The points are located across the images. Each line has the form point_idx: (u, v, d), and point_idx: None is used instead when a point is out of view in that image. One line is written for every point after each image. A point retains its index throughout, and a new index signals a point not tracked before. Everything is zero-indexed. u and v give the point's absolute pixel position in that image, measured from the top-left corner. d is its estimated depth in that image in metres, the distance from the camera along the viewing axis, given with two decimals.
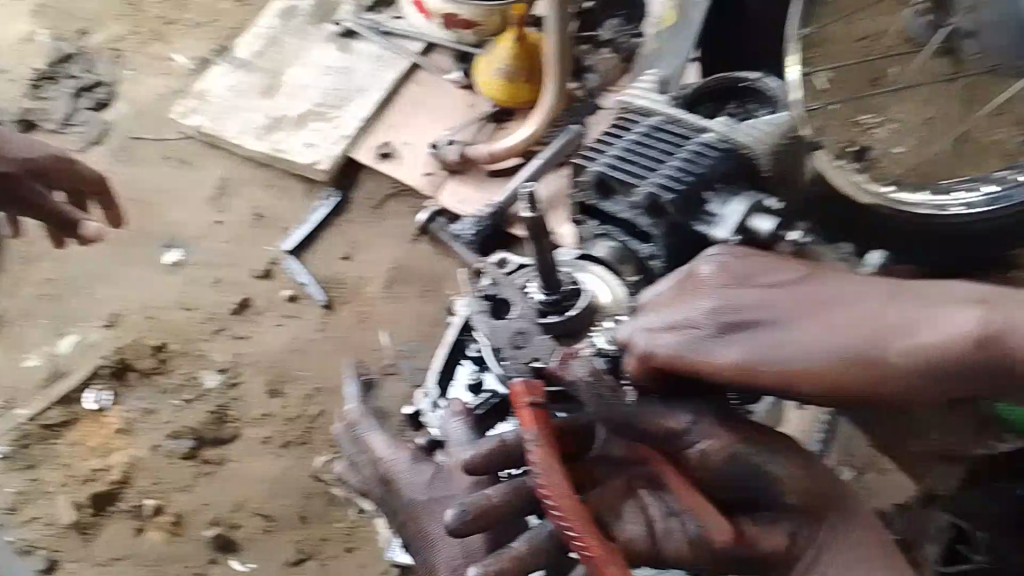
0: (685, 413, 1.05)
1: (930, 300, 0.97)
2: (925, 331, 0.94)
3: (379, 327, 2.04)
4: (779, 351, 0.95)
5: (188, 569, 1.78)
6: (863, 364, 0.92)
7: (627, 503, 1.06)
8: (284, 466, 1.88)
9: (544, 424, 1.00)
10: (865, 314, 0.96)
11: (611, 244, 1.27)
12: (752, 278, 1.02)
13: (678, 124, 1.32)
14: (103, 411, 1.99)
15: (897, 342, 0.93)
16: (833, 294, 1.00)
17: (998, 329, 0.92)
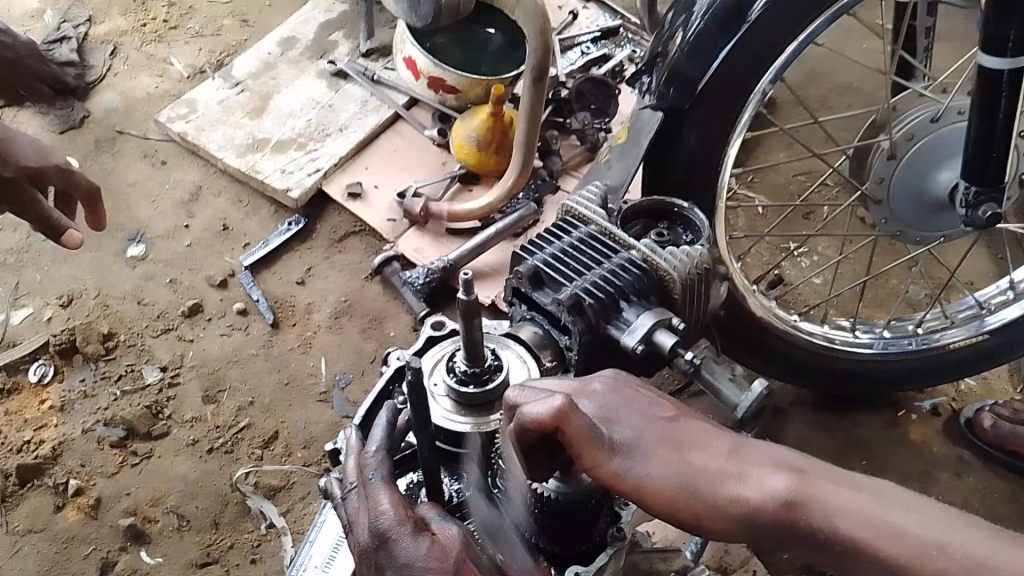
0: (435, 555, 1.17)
1: (759, 457, 1.04)
2: (748, 485, 1.01)
3: (319, 353, 2.17)
4: (624, 468, 1.03)
5: (96, 551, 1.88)
6: (686, 499, 1.01)
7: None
8: (206, 470, 2.00)
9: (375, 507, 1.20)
10: (703, 457, 1.04)
11: (535, 329, 1.43)
12: (627, 402, 1.09)
13: (611, 237, 1.49)
14: (43, 384, 2.11)
15: (722, 488, 1.01)
16: (685, 430, 1.07)
17: (804, 500, 0.98)
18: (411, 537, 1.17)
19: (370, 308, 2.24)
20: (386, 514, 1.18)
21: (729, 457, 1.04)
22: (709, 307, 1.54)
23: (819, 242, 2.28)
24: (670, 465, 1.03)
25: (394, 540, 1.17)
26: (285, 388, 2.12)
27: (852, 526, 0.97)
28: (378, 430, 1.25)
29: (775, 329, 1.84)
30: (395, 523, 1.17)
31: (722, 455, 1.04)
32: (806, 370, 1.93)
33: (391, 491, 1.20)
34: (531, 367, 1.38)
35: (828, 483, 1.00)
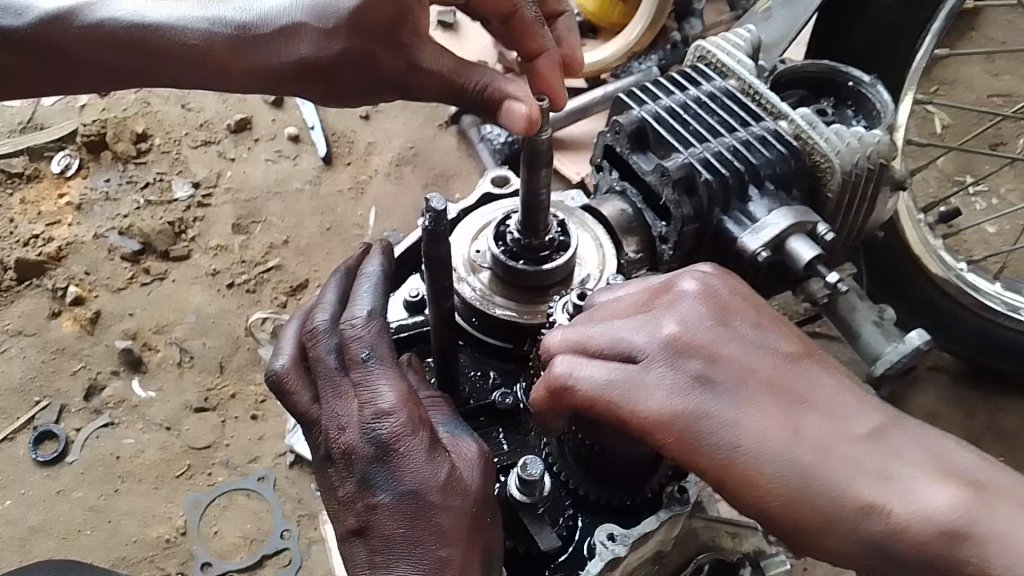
0: (453, 488, 0.81)
1: (911, 452, 0.72)
2: (892, 496, 0.69)
3: (370, 202, 1.86)
4: (695, 426, 0.73)
5: (87, 370, 1.67)
6: (789, 494, 0.71)
7: (405, 527, 0.80)
8: (221, 305, 1.75)
9: (387, 398, 0.81)
10: (827, 441, 0.72)
11: (623, 206, 1.06)
12: (722, 326, 0.78)
13: (754, 98, 1.08)
14: (66, 178, 1.87)
15: (852, 484, 0.70)
16: (805, 389, 0.76)
17: (979, 531, 0.67)
18: (421, 450, 0.81)
19: (437, 160, 1.91)
20: (387, 412, 0.81)
21: (867, 444, 0.72)
22: (868, 226, 1.14)
23: (1003, 181, 1.83)
24: (775, 435, 0.72)
25: (394, 453, 0.80)
26: (325, 234, 1.82)
27: None
28: (369, 289, 0.88)
29: (930, 270, 1.48)
30: (399, 429, 0.81)
31: (856, 443, 0.72)
32: (957, 332, 1.52)
33: (398, 378, 0.83)
34: (608, 249, 1.04)
35: (1016, 511, 0.68)
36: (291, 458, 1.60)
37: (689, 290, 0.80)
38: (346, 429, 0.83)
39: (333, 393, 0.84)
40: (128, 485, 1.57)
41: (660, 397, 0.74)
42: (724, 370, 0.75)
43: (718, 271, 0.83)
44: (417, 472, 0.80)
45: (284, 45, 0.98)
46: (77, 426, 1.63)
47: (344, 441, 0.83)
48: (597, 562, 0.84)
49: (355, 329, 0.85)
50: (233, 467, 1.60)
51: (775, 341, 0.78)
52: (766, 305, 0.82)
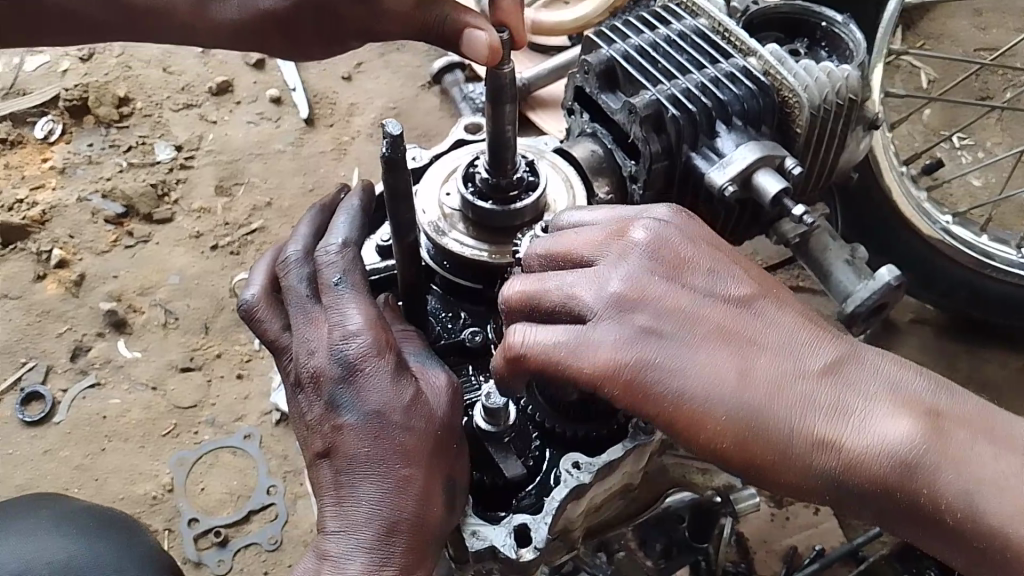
0: (415, 405, 0.82)
1: (868, 387, 0.73)
2: (846, 434, 0.71)
3: (353, 162, 1.86)
4: (654, 378, 0.74)
5: (71, 332, 1.68)
6: (748, 439, 0.72)
7: (366, 447, 0.80)
8: (205, 268, 1.75)
9: (354, 321, 0.82)
10: (782, 385, 0.73)
11: (594, 148, 1.06)
12: (675, 271, 0.78)
13: (724, 36, 1.07)
14: (48, 142, 1.87)
15: (808, 425, 0.72)
16: (761, 328, 0.76)
17: (929, 463, 0.69)
18: (386, 372, 0.81)
19: (420, 120, 1.90)
20: (353, 334, 0.82)
21: (822, 381, 0.73)
22: (840, 166, 1.13)
23: (987, 134, 1.82)
24: (729, 380, 0.73)
25: (359, 374, 0.81)
26: (308, 195, 1.83)
27: (1004, 508, 0.67)
28: (342, 217, 0.89)
29: (915, 225, 1.47)
30: (364, 352, 0.81)
31: (811, 383, 0.73)
32: (942, 286, 1.53)
33: (366, 303, 0.84)
34: (578, 191, 1.03)
35: (966, 439, 0.70)
36: (276, 416, 1.62)
37: (645, 236, 0.80)
38: (311, 352, 0.83)
39: (300, 320, 0.85)
40: (114, 443, 1.59)
41: (616, 352, 0.74)
42: (678, 318, 0.75)
43: (674, 214, 0.82)
44: (380, 393, 0.81)
45: (245, 1, 1.03)
46: (63, 387, 1.64)
47: (307, 367, 0.83)
48: (561, 489, 0.84)
49: (325, 254, 0.86)
50: (219, 425, 1.62)
51: (731, 282, 0.78)
52: (717, 243, 0.82)
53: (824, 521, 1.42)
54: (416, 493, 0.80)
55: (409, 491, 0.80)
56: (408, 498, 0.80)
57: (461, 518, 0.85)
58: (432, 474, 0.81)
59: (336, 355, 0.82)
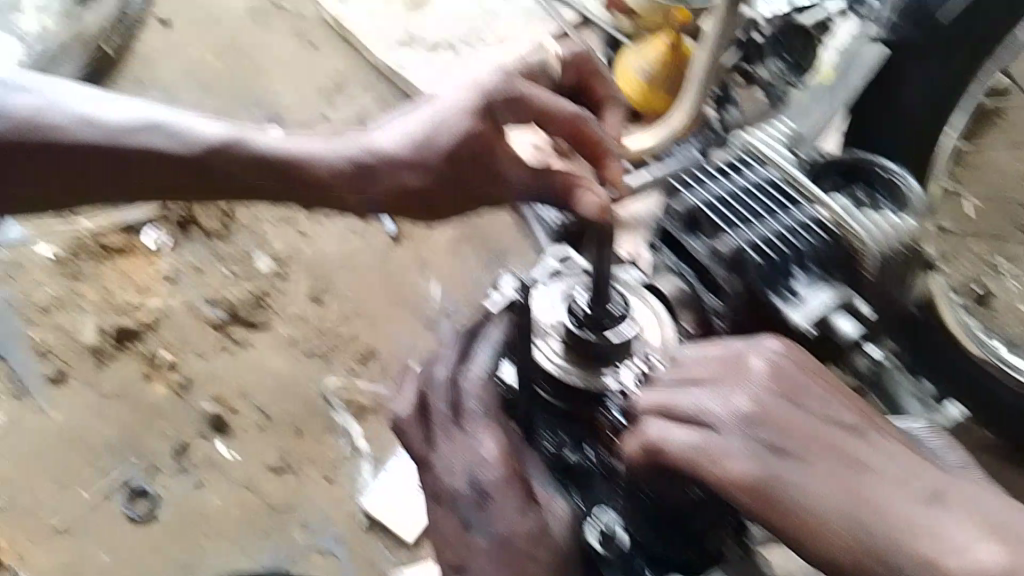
0: (534, 530, 1.02)
1: (958, 509, 0.85)
2: (945, 548, 0.81)
3: (435, 275, 2.02)
4: (778, 487, 0.84)
5: (176, 431, 1.82)
6: (861, 547, 0.82)
7: (491, 561, 1.01)
8: (298, 372, 1.89)
9: (492, 457, 1.03)
10: (888, 499, 0.84)
11: (679, 282, 1.18)
12: (792, 392, 0.91)
13: (795, 188, 1.22)
14: (156, 251, 2.05)
15: (913, 537, 0.81)
16: (862, 451, 0.88)
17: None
18: (514, 500, 1.02)
19: (497, 237, 2.06)
20: (491, 468, 1.03)
21: (920, 499, 0.85)
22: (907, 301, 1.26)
23: None
24: (843, 494, 0.84)
25: (490, 497, 1.03)
26: (393, 305, 1.98)
27: None
28: (485, 356, 1.09)
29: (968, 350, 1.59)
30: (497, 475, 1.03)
31: (911, 501, 0.84)
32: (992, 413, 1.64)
33: (501, 441, 1.05)
34: (670, 328, 1.14)
35: None
36: (361, 517, 1.74)
37: (763, 359, 0.92)
38: (453, 476, 1.04)
39: (444, 446, 1.05)
40: (214, 537, 1.72)
41: (744, 462, 0.86)
42: (795, 435, 0.88)
43: (787, 346, 0.95)
44: (507, 519, 1.02)
45: (391, 178, 1.15)
46: (167, 483, 1.78)
47: (448, 486, 1.04)
48: None
49: (470, 394, 1.06)
50: (309, 523, 1.74)
51: (836, 408, 0.91)
52: (822, 372, 0.95)
53: None
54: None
55: None
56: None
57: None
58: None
59: (474, 484, 1.03)
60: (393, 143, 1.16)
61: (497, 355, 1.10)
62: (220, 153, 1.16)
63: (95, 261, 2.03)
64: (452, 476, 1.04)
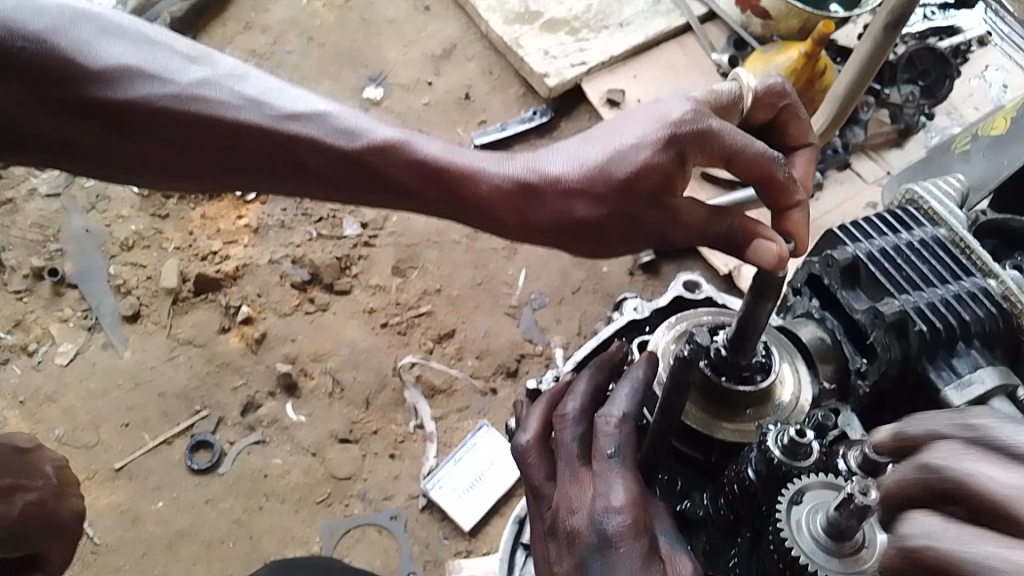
0: None
1: None
2: None
3: (522, 264, 1.96)
4: None
5: (246, 388, 1.78)
6: None
7: None
8: (374, 344, 1.85)
9: (621, 497, 0.94)
10: None
11: (821, 334, 1.14)
12: None
13: (965, 251, 1.14)
14: (246, 201, 2.00)
15: None
16: None
17: None
18: (635, 554, 0.92)
19: None
20: (616, 508, 0.94)
21: None
22: None
23: None
24: None
25: (611, 547, 0.92)
26: (476, 288, 1.93)
27: None
28: (625, 390, 1.02)
29: None
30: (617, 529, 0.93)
31: None
32: None
33: (631, 482, 0.96)
34: (804, 384, 1.12)
35: None
36: (422, 502, 1.69)
37: None
38: (573, 513, 0.97)
39: (569, 478, 0.99)
40: (272, 502, 1.68)
41: None
42: None
43: None
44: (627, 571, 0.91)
45: (557, 207, 1.04)
46: (231, 439, 1.74)
47: (566, 523, 0.97)
48: None
49: (604, 426, 0.99)
50: (369, 501, 1.70)
51: None
52: None
53: None
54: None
55: None
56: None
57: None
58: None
59: (596, 526, 0.93)
60: (564, 167, 1.03)
61: (638, 397, 1.02)
62: (382, 154, 1.08)
63: (182, 202, 2.00)
64: (575, 511, 0.97)
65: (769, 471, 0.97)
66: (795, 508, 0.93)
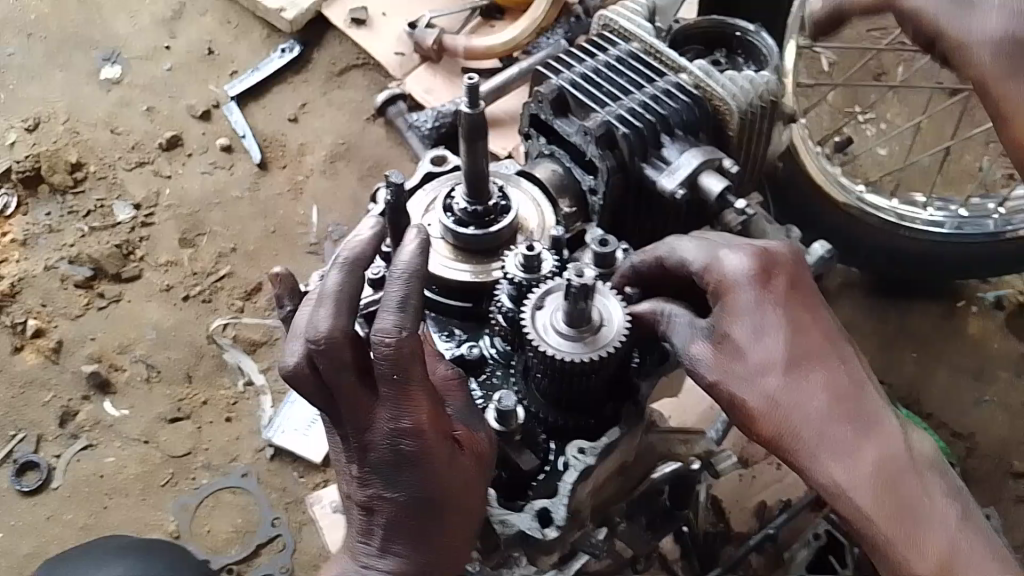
0: (455, 494, 0.89)
1: (875, 411, 0.91)
2: (847, 446, 0.88)
3: (310, 200, 1.93)
4: (724, 369, 0.92)
5: (58, 399, 1.71)
6: (766, 416, 0.91)
7: (404, 523, 0.90)
8: (181, 318, 1.81)
9: (419, 416, 0.86)
10: (817, 401, 0.91)
11: (554, 168, 1.17)
12: (777, 302, 0.94)
13: (656, 56, 1.20)
14: (6, 215, 1.88)
15: (812, 431, 0.88)
16: (816, 357, 0.93)
17: (894, 483, 0.86)
18: (435, 472, 0.87)
19: (371, 153, 1.98)
20: (410, 430, 0.86)
21: (838, 412, 0.90)
22: (769, 154, 1.29)
23: (890, 108, 1.96)
24: (768, 379, 0.91)
25: (410, 467, 0.87)
26: (270, 236, 1.89)
27: (937, 559, 0.83)
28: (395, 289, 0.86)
29: (839, 201, 1.61)
30: (410, 457, 0.87)
31: (835, 406, 0.90)
32: (865, 252, 1.70)
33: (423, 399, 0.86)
34: (546, 212, 1.13)
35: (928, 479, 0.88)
36: (269, 452, 1.69)
37: (734, 264, 0.95)
38: (365, 434, 0.88)
39: (350, 397, 0.87)
40: (116, 499, 1.64)
41: (697, 342, 0.94)
42: (760, 331, 0.93)
43: (774, 255, 0.97)
44: (428, 491, 0.88)
45: None
46: (57, 452, 1.67)
47: (356, 438, 0.89)
48: (571, 473, 0.94)
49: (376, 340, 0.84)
50: (215, 467, 1.68)
51: (805, 320, 0.95)
52: (799, 294, 0.96)
53: (789, 479, 1.64)
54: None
55: (438, 565, 0.92)
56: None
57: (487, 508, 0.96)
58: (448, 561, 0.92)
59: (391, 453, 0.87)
60: None
61: (412, 303, 0.85)
62: None
63: None
64: (363, 431, 0.88)
65: (522, 292, 1.00)
66: (540, 312, 0.97)
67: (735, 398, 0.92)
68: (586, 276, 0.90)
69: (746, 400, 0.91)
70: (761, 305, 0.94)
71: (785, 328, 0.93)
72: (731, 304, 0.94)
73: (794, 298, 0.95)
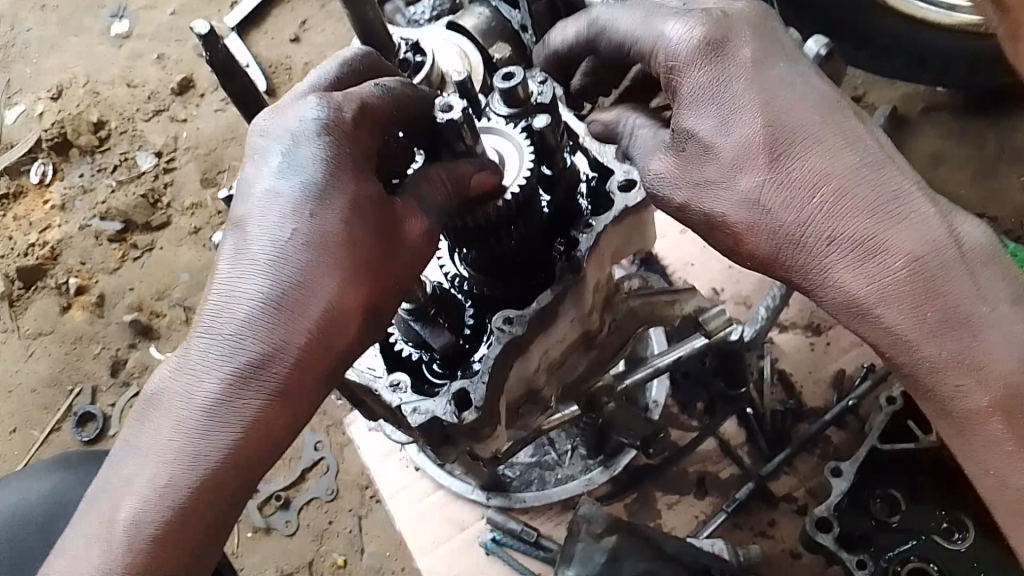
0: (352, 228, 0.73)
1: (901, 198, 0.75)
2: (868, 253, 0.73)
3: None
4: (701, 189, 0.79)
5: (106, 350, 1.74)
6: (758, 235, 0.77)
7: (285, 247, 0.73)
8: (212, 259, 1.79)
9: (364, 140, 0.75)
10: (820, 202, 0.75)
11: (481, 13, 1.06)
12: (750, 83, 0.77)
13: None
14: (46, 185, 1.92)
15: (818, 246, 0.75)
16: (815, 142, 0.76)
17: (931, 286, 0.73)
18: (342, 196, 0.73)
19: None
20: (344, 131, 0.74)
21: (850, 214, 0.74)
22: None
23: None
24: (755, 185, 0.76)
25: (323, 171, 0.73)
26: None
27: (1001, 367, 0.71)
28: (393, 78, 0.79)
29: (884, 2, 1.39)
30: (312, 224, 0.73)
31: (843, 205, 0.74)
32: (940, 62, 1.47)
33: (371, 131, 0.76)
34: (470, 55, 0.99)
35: (977, 273, 0.74)
36: None
37: (681, 38, 0.78)
38: (290, 132, 0.75)
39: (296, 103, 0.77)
40: None
41: (659, 159, 0.81)
42: (733, 125, 0.77)
43: (733, 15, 0.79)
44: (330, 204, 0.73)
45: None
46: (112, 400, 1.71)
47: (274, 136, 0.76)
48: (493, 348, 0.83)
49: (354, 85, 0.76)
50: None
51: (794, 94, 0.77)
52: (775, 55, 0.79)
53: None
54: (270, 389, 0.72)
55: (293, 328, 0.72)
56: (262, 386, 0.72)
57: (395, 403, 0.85)
58: (303, 379, 0.73)
59: (306, 157, 0.74)
60: None
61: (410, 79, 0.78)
62: None
63: None
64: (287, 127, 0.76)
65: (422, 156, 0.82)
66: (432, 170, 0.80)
67: (714, 217, 0.79)
68: (454, 111, 0.74)
69: (725, 216, 0.78)
70: (758, 95, 0.77)
71: (758, 110, 0.76)
72: (690, 95, 0.78)
73: (770, 71, 0.77)
